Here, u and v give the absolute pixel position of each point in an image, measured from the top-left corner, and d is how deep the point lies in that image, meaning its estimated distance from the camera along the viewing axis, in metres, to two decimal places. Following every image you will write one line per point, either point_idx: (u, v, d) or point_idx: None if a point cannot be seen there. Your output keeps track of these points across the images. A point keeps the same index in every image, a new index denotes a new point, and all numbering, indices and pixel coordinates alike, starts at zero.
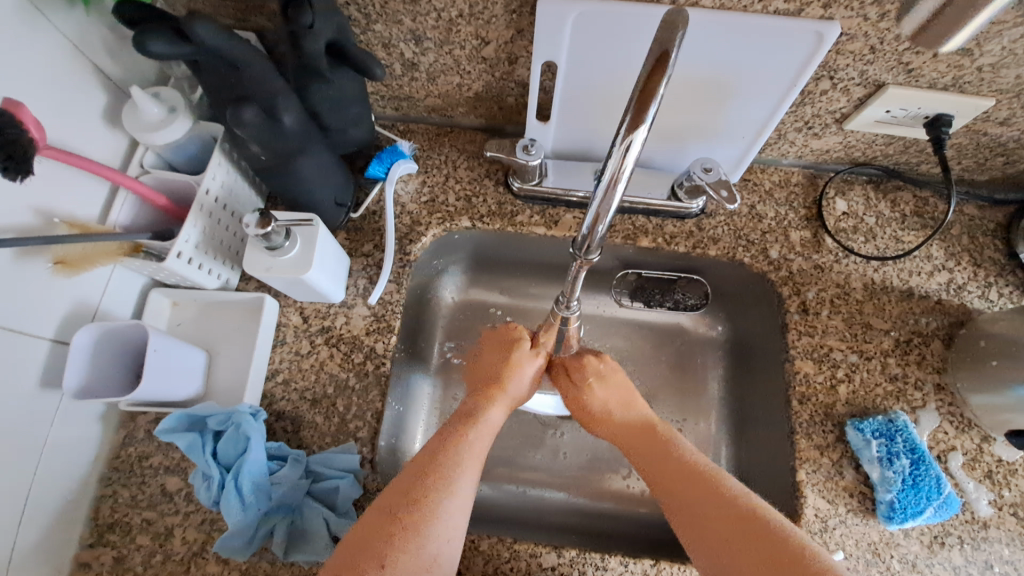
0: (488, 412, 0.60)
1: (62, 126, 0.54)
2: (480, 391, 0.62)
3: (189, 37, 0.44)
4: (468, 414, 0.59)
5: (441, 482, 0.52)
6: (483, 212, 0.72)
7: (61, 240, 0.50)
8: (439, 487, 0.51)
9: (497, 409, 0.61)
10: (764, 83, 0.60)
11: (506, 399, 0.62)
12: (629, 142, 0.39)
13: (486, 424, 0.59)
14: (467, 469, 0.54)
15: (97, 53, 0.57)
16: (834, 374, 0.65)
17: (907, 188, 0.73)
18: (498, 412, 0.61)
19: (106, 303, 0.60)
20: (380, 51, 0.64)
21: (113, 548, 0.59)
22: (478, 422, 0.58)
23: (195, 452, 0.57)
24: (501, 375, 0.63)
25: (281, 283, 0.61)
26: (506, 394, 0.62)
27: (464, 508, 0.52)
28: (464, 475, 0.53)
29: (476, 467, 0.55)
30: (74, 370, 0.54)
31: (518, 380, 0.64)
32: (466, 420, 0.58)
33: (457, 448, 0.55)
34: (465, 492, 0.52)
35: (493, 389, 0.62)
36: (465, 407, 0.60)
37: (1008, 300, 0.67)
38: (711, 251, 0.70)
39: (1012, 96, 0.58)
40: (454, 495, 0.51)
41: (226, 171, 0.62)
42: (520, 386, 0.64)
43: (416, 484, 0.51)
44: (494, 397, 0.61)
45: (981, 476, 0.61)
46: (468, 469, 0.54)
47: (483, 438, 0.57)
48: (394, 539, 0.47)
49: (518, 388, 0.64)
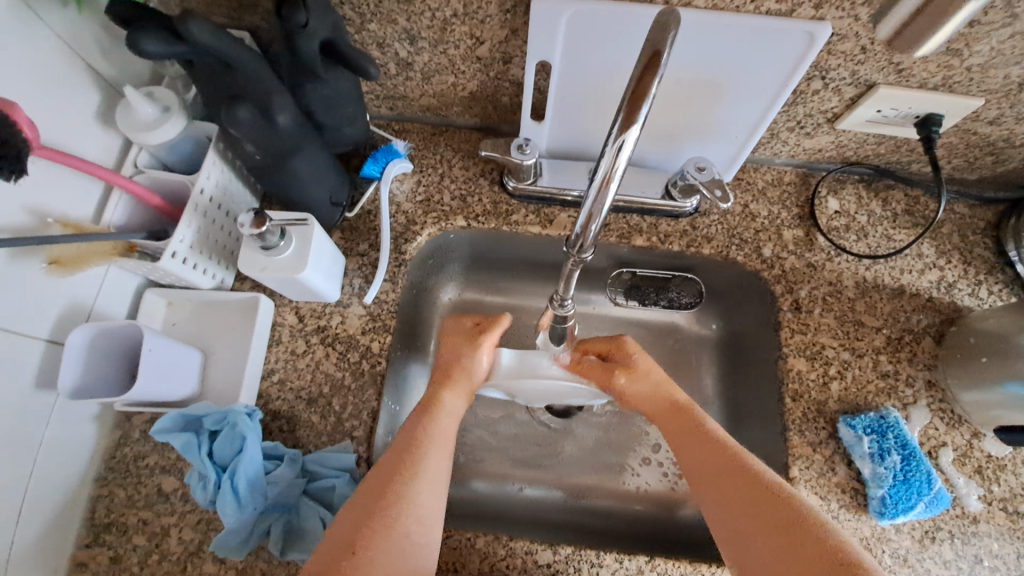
0: (444, 399, 0.60)
1: (56, 126, 0.54)
2: (434, 381, 0.62)
3: (184, 37, 0.44)
4: (427, 404, 0.59)
5: (413, 473, 0.52)
6: (478, 211, 0.72)
7: (56, 240, 0.50)
8: (410, 478, 0.51)
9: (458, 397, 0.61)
10: (757, 83, 0.60)
11: (463, 387, 0.62)
12: (621, 141, 0.39)
13: (445, 412, 0.59)
14: (436, 459, 0.54)
15: (91, 53, 0.57)
16: (826, 372, 0.65)
17: (899, 187, 0.73)
18: (457, 400, 0.61)
19: (101, 303, 0.60)
20: (375, 50, 0.64)
21: (109, 549, 0.59)
22: (436, 410, 0.59)
23: (191, 452, 0.57)
24: (461, 363, 0.63)
25: (276, 282, 0.61)
26: (462, 383, 0.62)
27: (435, 495, 0.52)
28: (430, 465, 0.53)
29: (444, 455, 0.55)
30: (69, 370, 0.54)
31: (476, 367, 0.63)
32: (425, 409, 0.58)
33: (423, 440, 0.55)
34: (433, 480, 0.53)
35: (446, 380, 0.62)
36: (422, 398, 0.60)
37: (998, 298, 0.68)
38: (705, 250, 0.70)
39: (1001, 96, 0.59)
40: (424, 484, 0.52)
41: (220, 170, 0.62)
42: (479, 374, 0.64)
43: (389, 474, 0.51)
44: (453, 384, 0.62)
45: (971, 472, 0.62)
46: (437, 460, 0.54)
47: (445, 430, 0.57)
48: (366, 529, 0.47)
49: (477, 375, 0.64)
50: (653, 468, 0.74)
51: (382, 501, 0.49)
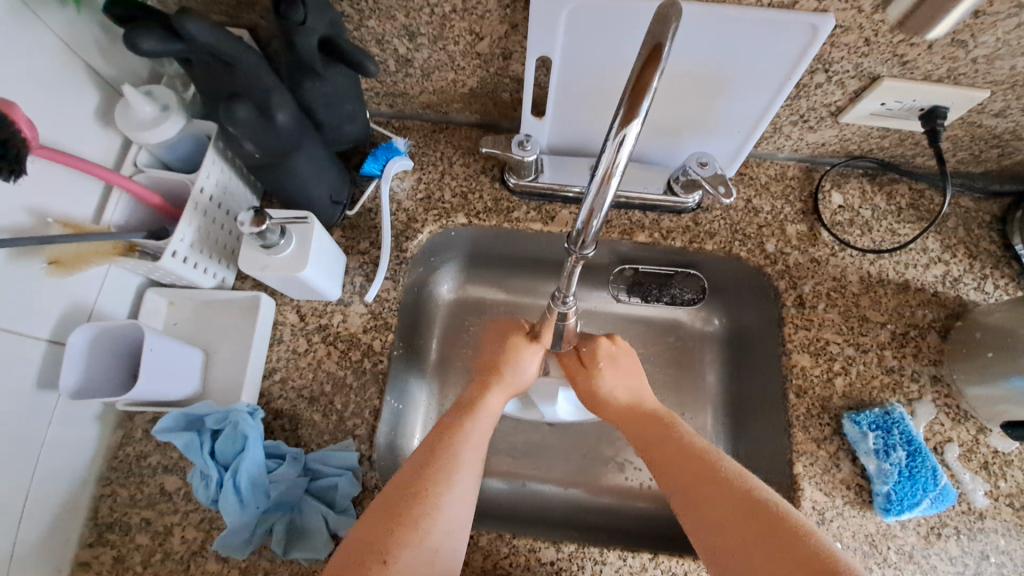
0: (485, 399, 0.61)
1: (55, 126, 0.54)
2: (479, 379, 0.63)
3: (182, 35, 0.44)
4: (467, 405, 0.60)
5: (443, 481, 0.52)
6: (480, 208, 0.72)
7: (56, 239, 0.50)
8: (443, 489, 0.51)
9: (496, 396, 0.62)
10: (759, 76, 0.59)
11: (507, 386, 0.63)
12: (622, 136, 0.38)
13: (484, 415, 0.59)
14: (466, 466, 0.54)
15: (89, 52, 0.56)
16: (831, 367, 0.65)
17: (903, 180, 0.73)
18: (498, 398, 0.62)
19: (102, 303, 0.60)
20: (374, 47, 0.64)
21: (112, 548, 0.59)
22: (477, 410, 0.59)
23: (192, 451, 0.57)
24: (506, 362, 0.64)
25: (277, 281, 0.61)
26: (507, 382, 0.63)
27: (467, 501, 0.52)
28: (463, 475, 0.53)
29: (476, 462, 0.55)
30: (70, 370, 0.54)
31: (522, 366, 0.64)
32: (468, 410, 0.59)
33: (455, 447, 0.55)
34: (466, 487, 0.53)
35: (488, 379, 0.63)
36: (462, 399, 0.61)
37: (1004, 292, 0.67)
38: (708, 246, 0.70)
39: (1007, 87, 0.58)
40: (455, 493, 0.51)
41: (220, 169, 0.62)
42: (526, 375, 0.65)
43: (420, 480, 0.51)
44: (493, 385, 0.62)
45: (977, 468, 0.61)
46: (468, 464, 0.54)
47: (479, 435, 0.57)
48: (397, 533, 0.47)
49: (521, 375, 0.64)
50: None
51: (412, 508, 0.49)
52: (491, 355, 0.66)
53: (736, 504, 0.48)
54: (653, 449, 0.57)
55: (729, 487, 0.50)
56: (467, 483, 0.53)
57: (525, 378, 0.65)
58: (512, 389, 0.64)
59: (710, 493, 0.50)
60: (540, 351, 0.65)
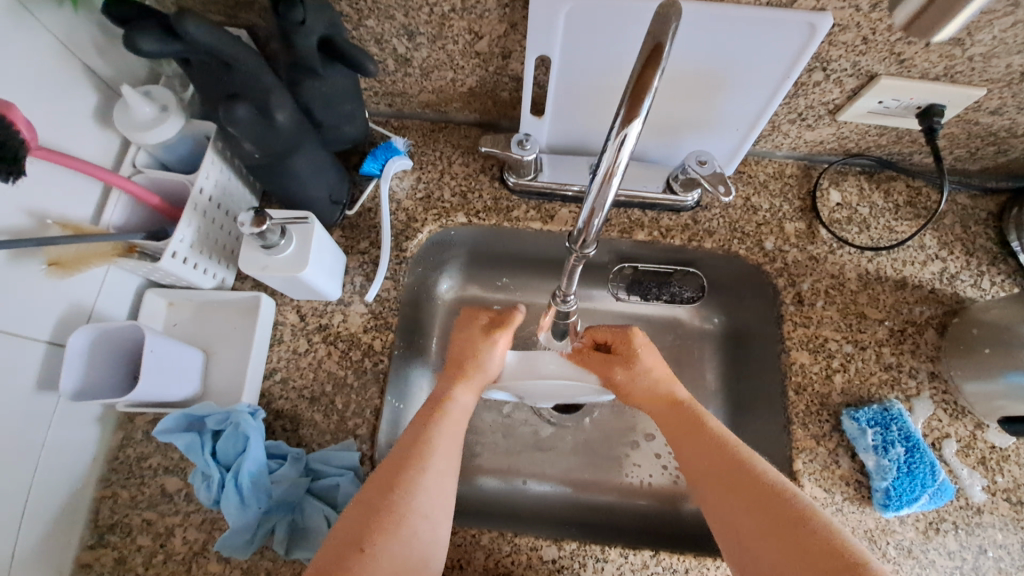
0: (453, 395, 0.60)
1: (53, 127, 0.54)
2: (449, 375, 0.62)
3: (181, 35, 0.44)
4: (436, 401, 0.59)
5: (418, 469, 0.52)
6: (479, 208, 0.72)
7: (56, 240, 0.50)
8: (417, 478, 0.52)
9: (465, 392, 0.61)
10: (757, 75, 0.60)
11: (473, 383, 0.62)
12: (624, 136, 0.39)
13: (457, 409, 0.59)
14: (442, 453, 0.54)
15: (87, 53, 0.56)
16: (829, 365, 0.65)
17: (900, 178, 0.73)
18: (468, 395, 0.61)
19: (101, 304, 0.60)
20: (373, 47, 0.64)
21: (114, 549, 0.59)
22: (443, 406, 0.59)
23: (194, 452, 0.57)
24: (468, 358, 0.63)
25: (277, 281, 0.61)
26: (473, 378, 0.62)
27: (445, 487, 0.53)
28: (438, 463, 0.54)
29: (452, 452, 0.56)
30: (70, 371, 0.54)
31: (488, 362, 0.63)
32: (433, 410, 0.58)
33: (427, 439, 0.55)
34: (440, 476, 0.53)
35: (458, 373, 0.62)
36: (431, 395, 0.61)
37: (1001, 289, 0.68)
38: (707, 244, 0.70)
39: (1003, 85, 0.59)
40: (430, 482, 0.52)
41: (219, 169, 0.62)
42: (492, 370, 0.63)
43: (400, 465, 0.52)
44: (460, 381, 0.61)
45: (975, 463, 0.62)
46: (443, 450, 0.55)
47: (454, 428, 0.58)
48: (373, 521, 0.48)
49: (487, 372, 0.63)
50: (656, 462, 0.75)
51: (386, 498, 0.50)
52: (459, 351, 0.64)
53: (758, 490, 0.49)
54: (686, 440, 0.57)
55: (754, 476, 0.50)
56: (440, 471, 0.53)
57: (493, 372, 0.64)
58: (480, 386, 0.63)
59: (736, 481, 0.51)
60: (508, 335, 0.64)
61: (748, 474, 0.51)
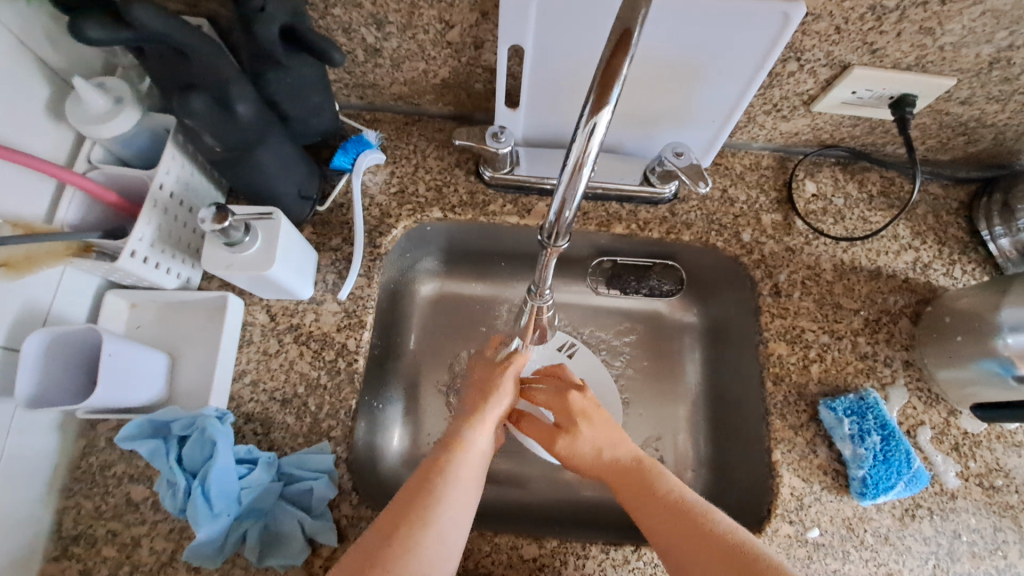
0: (471, 435, 0.57)
1: (1, 120, 0.51)
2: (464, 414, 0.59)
3: (131, 21, 0.41)
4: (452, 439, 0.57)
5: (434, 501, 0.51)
6: (454, 202, 0.70)
7: (3, 240, 0.47)
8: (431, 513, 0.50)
9: (483, 432, 0.58)
10: (732, 66, 0.59)
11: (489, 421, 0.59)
12: (592, 124, 0.38)
13: (471, 449, 0.56)
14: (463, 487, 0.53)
15: (36, 42, 0.53)
16: (807, 355, 0.65)
17: (874, 169, 0.74)
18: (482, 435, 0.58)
19: (58, 306, 0.57)
20: (341, 36, 0.62)
21: (77, 562, 0.56)
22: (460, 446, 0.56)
23: (158, 458, 0.54)
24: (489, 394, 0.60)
25: (243, 280, 0.59)
26: (489, 416, 0.59)
27: (462, 517, 0.52)
28: (458, 494, 0.52)
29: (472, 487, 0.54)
30: (23, 378, 0.51)
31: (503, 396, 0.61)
32: (449, 447, 0.56)
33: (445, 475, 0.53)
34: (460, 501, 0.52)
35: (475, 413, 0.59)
36: (448, 432, 0.58)
37: (972, 277, 0.69)
38: (685, 236, 0.70)
39: (972, 75, 0.59)
40: (448, 517, 0.51)
41: (180, 164, 0.60)
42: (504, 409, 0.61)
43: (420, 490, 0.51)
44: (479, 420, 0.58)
45: (948, 449, 0.63)
46: (462, 484, 0.53)
47: (471, 467, 0.55)
48: (383, 555, 0.46)
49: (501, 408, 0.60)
50: None
51: (406, 530, 0.48)
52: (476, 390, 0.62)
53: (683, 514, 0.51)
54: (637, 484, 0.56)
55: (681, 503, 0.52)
56: (460, 500, 0.52)
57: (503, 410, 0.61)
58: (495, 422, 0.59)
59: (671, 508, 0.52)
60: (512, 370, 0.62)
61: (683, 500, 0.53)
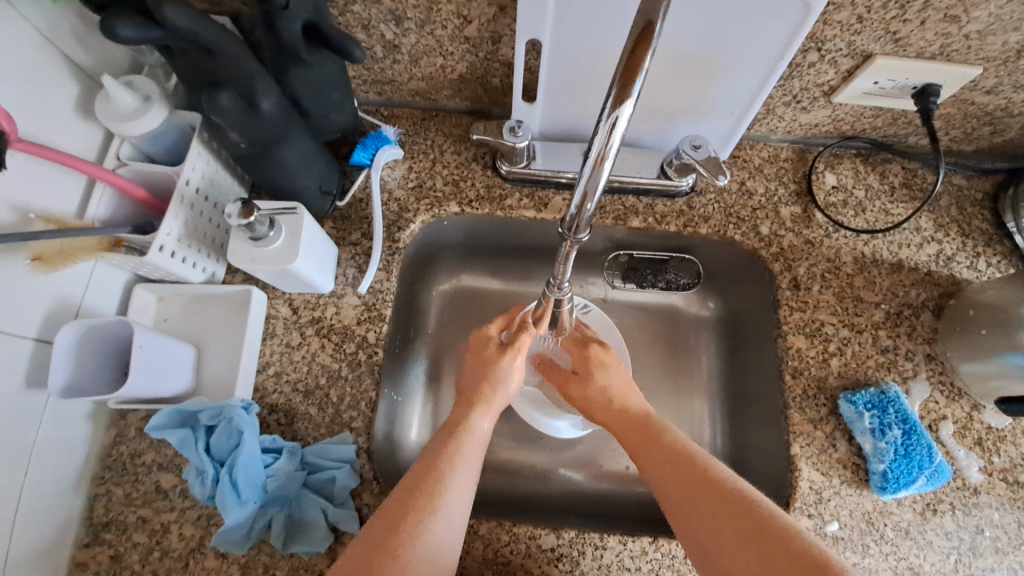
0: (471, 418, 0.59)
1: (34, 119, 0.52)
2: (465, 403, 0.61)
3: (160, 21, 0.42)
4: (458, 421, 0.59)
5: (421, 520, 0.48)
6: (472, 196, 0.71)
7: (38, 236, 0.48)
8: (429, 511, 0.49)
9: (485, 417, 0.60)
10: (752, 57, 0.59)
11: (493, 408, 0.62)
12: (615, 118, 0.38)
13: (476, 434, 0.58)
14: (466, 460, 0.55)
15: (66, 42, 0.55)
16: (826, 349, 0.65)
17: (896, 160, 0.73)
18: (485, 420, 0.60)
19: (89, 300, 0.59)
20: (360, 33, 0.63)
21: (109, 547, 0.58)
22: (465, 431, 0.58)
23: (187, 448, 0.56)
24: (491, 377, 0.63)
25: (266, 274, 0.60)
26: (492, 401, 0.62)
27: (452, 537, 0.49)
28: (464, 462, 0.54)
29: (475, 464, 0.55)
30: (58, 369, 0.53)
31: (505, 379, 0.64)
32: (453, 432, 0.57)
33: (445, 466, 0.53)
34: (464, 468, 0.54)
35: (475, 399, 0.61)
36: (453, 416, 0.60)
37: (996, 270, 0.68)
38: (702, 229, 0.70)
39: (999, 63, 0.58)
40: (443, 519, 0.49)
41: (205, 161, 0.61)
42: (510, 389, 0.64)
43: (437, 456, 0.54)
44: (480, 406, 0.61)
45: (971, 444, 0.62)
46: (459, 489, 0.52)
47: (471, 453, 0.56)
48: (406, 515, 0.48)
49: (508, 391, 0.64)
50: None
51: (397, 532, 0.47)
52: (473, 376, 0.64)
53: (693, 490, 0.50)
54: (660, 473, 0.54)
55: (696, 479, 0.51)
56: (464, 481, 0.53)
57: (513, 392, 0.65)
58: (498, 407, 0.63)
59: (685, 474, 0.52)
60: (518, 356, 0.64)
61: (693, 463, 0.52)
